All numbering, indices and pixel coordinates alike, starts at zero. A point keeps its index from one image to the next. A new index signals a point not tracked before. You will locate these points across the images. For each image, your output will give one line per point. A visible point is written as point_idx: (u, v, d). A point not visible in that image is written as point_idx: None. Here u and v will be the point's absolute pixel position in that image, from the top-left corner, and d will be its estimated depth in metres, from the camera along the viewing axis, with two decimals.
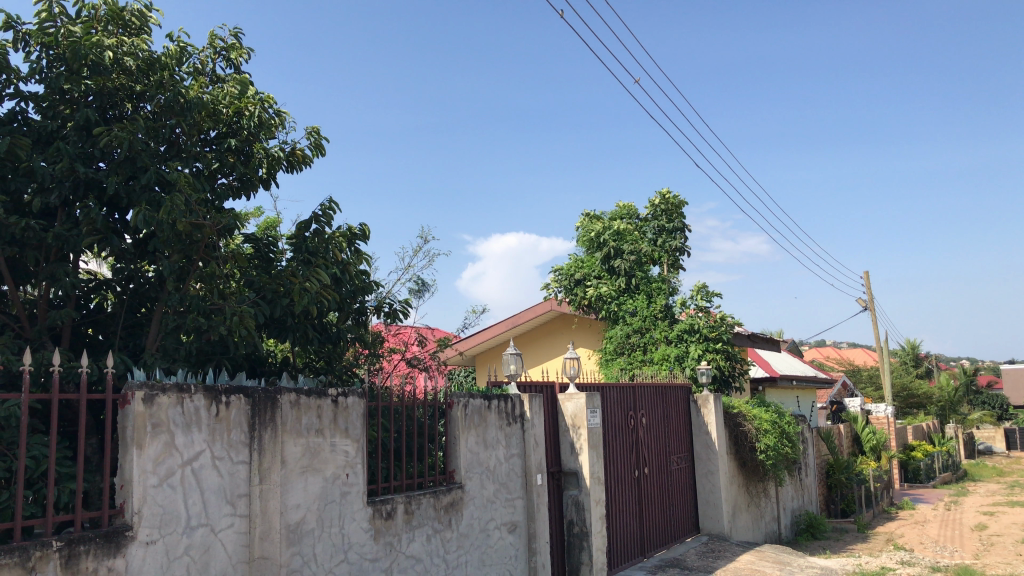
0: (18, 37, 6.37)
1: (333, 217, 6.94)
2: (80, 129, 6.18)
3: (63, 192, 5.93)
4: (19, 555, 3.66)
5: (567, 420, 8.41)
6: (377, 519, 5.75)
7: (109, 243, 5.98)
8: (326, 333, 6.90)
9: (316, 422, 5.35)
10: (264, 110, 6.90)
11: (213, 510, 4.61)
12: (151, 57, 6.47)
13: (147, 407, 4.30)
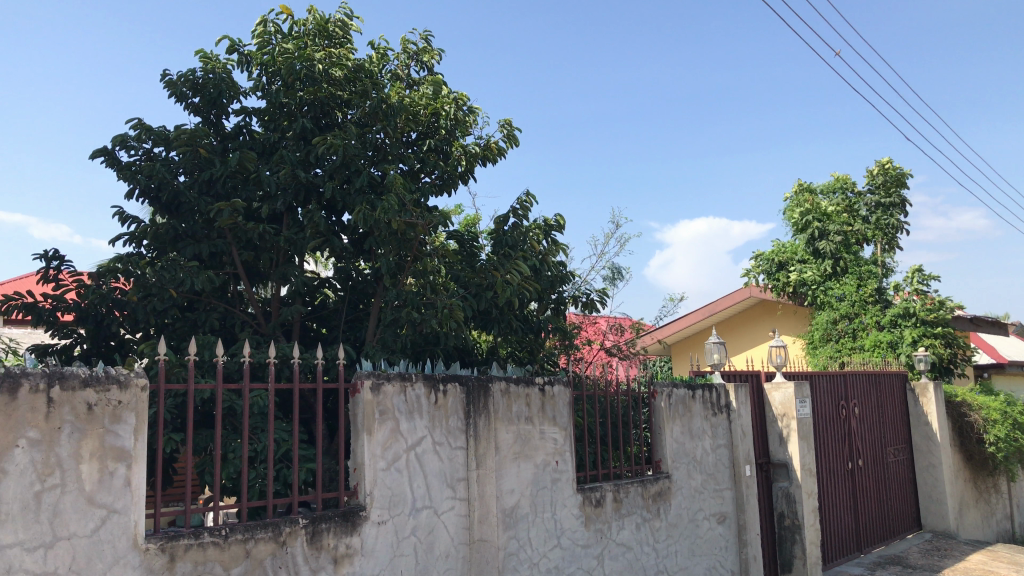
0: (241, 58, 6.96)
1: (530, 209, 7.09)
2: (298, 138, 6.68)
3: (287, 198, 6.41)
4: (272, 530, 4.06)
5: (775, 411, 8.17)
6: (587, 506, 5.85)
7: (330, 245, 6.41)
8: (527, 324, 7.08)
9: (526, 410, 5.50)
10: (458, 108, 7.11)
11: (435, 493, 4.86)
12: (356, 66, 6.79)
13: (375, 396, 4.59)
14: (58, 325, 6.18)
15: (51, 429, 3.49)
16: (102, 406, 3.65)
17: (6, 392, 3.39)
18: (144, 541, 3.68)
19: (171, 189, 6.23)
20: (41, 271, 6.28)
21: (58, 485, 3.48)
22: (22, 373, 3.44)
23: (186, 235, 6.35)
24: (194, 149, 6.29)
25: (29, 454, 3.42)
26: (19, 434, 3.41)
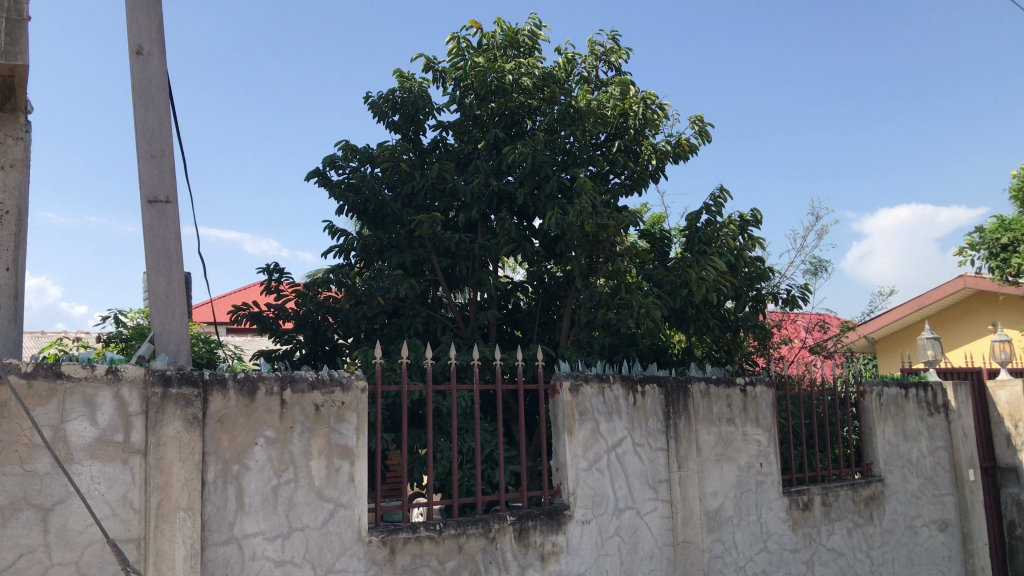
0: (436, 74, 7.27)
1: (724, 204, 6.92)
2: (491, 148, 6.90)
3: (482, 207, 6.62)
4: (482, 526, 4.22)
5: (1001, 411, 7.53)
6: (795, 510, 5.65)
7: (523, 251, 6.52)
8: (725, 323, 6.92)
9: (727, 411, 5.39)
10: (646, 107, 6.98)
11: (637, 493, 4.86)
12: (544, 73, 6.90)
13: (574, 397, 4.66)
14: (280, 332, 6.74)
15: (284, 428, 3.81)
16: (327, 407, 3.94)
17: (246, 394, 3.73)
18: (368, 534, 3.93)
19: (376, 203, 6.60)
20: (265, 283, 6.86)
21: (292, 480, 3.79)
22: (258, 377, 3.78)
23: (390, 246, 6.72)
24: (395, 164, 6.62)
25: (266, 450, 3.75)
26: (258, 432, 3.75)
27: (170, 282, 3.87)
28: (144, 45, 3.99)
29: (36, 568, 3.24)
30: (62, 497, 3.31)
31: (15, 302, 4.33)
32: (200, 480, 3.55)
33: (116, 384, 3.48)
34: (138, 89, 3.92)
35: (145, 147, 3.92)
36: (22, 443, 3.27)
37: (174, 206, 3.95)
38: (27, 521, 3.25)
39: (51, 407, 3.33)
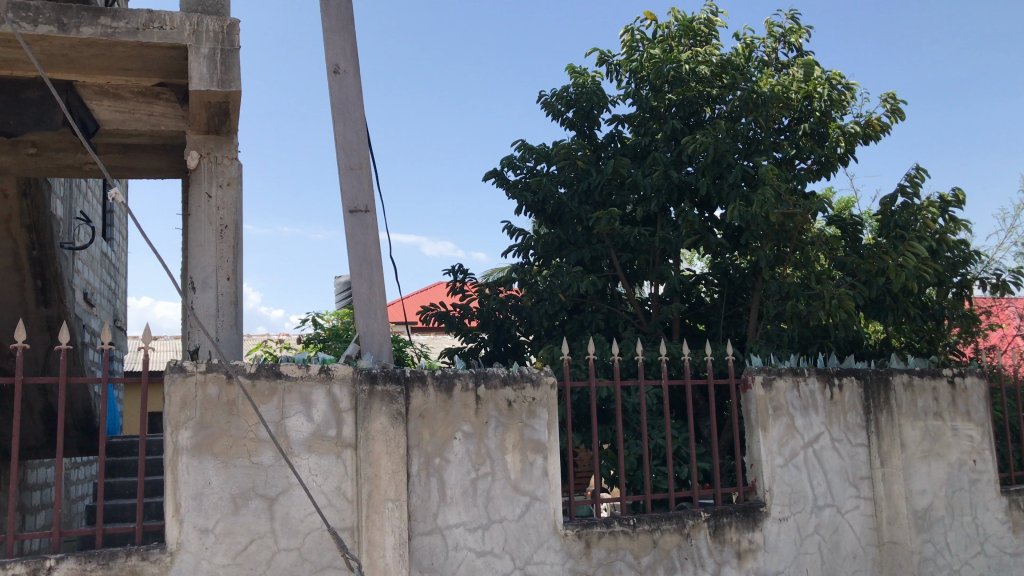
0: (609, 69, 7.28)
1: (922, 183, 6.49)
2: (669, 139, 6.80)
3: (661, 199, 6.53)
4: (676, 522, 4.20)
5: None
6: (1015, 511, 5.23)
7: (706, 244, 6.38)
8: (927, 311, 6.49)
9: (934, 404, 5.06)
10: (833, 88, 6.77)
11: (838, 491, 4.67)
12: (722, 60, 6.77)
13: (768, 391, 4.55)
14: (465, 330, 6.91)
15: (480, 422, 3.95)
16: (520, 402, 4.04)
17: (444, 390, 3.90)
18: (563, 527, 4.00)
19: (555, 202, 6.69)
20: (451, 284, 7.12)
21: (489, 473, 3.92)
22: (454, 373, 3.94)
23: (570, 242, 6.78)
24: (572, 162, 6.71)
25: (464, 444, 3.90)
26: (456, 427, 3.90)
27: (371, 285, 4.11)
28: (340, 64, 4.24)
29: (265, 553, 3.53)
30: (285, 487, 3.59)
31: (236, 310, 4.66)
32: (405, 472, 3.74)
33: (328, 383, 3.73)
34: (337, 106, 4.19)
35: (346, 161, 4.17)
36: (249, 438, 3.57)
37: (373, 214, 4.18)
38: (255, 509, 3.54)
39: (272, 405, 3.62)
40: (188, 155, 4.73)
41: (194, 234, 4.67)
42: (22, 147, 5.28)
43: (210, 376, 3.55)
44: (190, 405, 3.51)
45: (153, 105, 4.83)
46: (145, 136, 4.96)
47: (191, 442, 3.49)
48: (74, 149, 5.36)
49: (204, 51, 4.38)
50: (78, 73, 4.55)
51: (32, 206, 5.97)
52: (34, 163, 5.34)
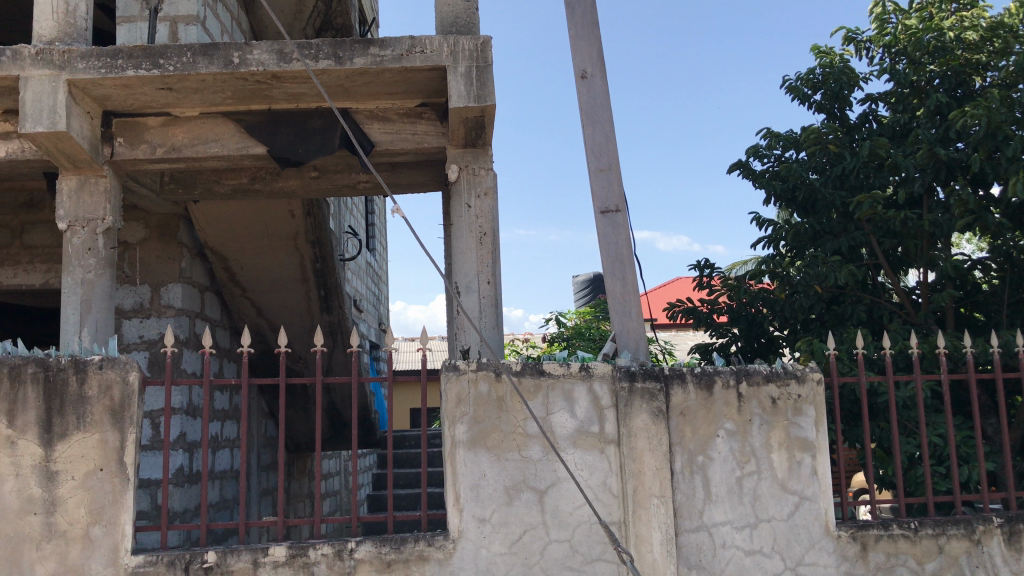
0: (858, 45, 6.87)
1: None
2: (933, 115, 6.25)
3: (927, 179, 6.05)
4: (964, 527, 3.90)
5: None
6: None
7: (985, 224, 5.80)
8: None
9: None
10: None
11: None
12: (992, 23, 6.27)
13: None
14: (715, 326, 6.78)
15: (743, 420, 3.88)
16: (784, 400, 3.93)
17: (704, 388, 3.88)
18: (836, 529, 3.84)
19: (807, 189, 6.40)
20: (696, 278, 7.02)
21: (755, 472, 3.85)
22: (714, 370, 3.90)
23: (824, 231, 6.47)
24: (823, 147, 6.43)
25: (728, 442, 3.86)
26: (719, 425, 3.87)
27: (625, 284, 4.17)
28: (587, 69, 4.33)
29: (538, 543, 3.69)
30: (553, 481, 3.74)
31: (497, 312, 4.89)
32: (669, 469, 3.77)
33: (589, 380, 3.83)
34: (586, 110, 4.29)
35: (596, 162, 4.26)
36: (518, 433, 3.76)
37: (624, 214, 4.23)
38: (528, 501, 3.72)
39: (538, 401, 3.78)
40: (449, 168, 5.07)
41: (456, 242, 4.97)
42: (306, 171, 5.87)
43: (481, 374, 3.78)
44: (464, 402, 3.75)
45: (416, 124, 5.19)
46: (410, 154, 5.33)
47: (466, 436, 3.73)
48: (349, 170, 5.88)
49: (461, 70, 4.66)
50: (352, 100, 5.05)
51: (314, 223, 6.64)
52: (316, 184, 5.91)
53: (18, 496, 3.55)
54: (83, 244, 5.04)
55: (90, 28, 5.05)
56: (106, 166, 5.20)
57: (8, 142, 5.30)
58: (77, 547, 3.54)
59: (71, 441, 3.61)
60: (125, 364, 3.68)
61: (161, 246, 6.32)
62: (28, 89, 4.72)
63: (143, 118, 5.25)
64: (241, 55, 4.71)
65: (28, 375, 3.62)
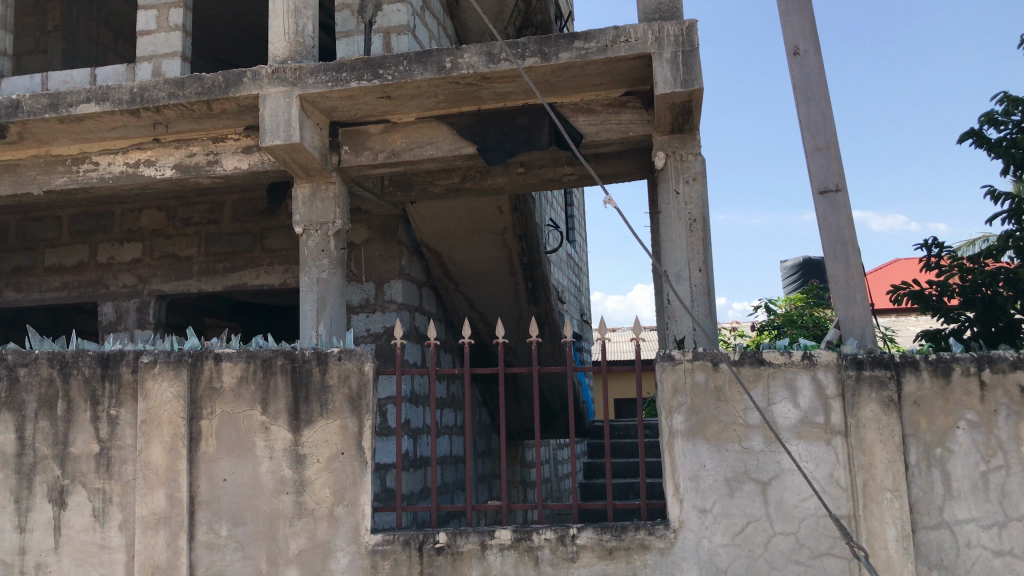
0: None
1: None
2: None
3: None
4: None
5: None
6: None
7: None
8: None
9: None
10: None
11: None
12: None
13: None
14: (945, 310, 6.22)
15: (987, 411, 3.58)
16: None
17: (940, 376, 3.63)
18: None
19: None
20: (924, 260, 6.54)
21: (1002, 466, 3.55)
22: (952, 357, 3.63)
23: None
24: None
25: (970, 434, 3.58)
26: (958, 415, 3.60)
27: (848, 268, 3.97)
28: (800, 45, 4.16)
29: (762, 536, 3.61)
30: (777, 472, 3.64)
31: (710, 300, 4.82)
32: (903, 462, 3.56)
33: (812, 369, 3.68)
34: (799, 87, 4.13)
35: (812, 141, 4.09)
36: (739, 423, 3.68)
37: (846, 193, 4.03)
38: (750, 492, 3.64)
39: (759, 391, 3.68)
40: (656, 156, 5.05)
41: (665, 230, 4.94)
42: (514, 167, 6.02)
43: (698, 364, 3.73)
44: (682, 391, 3.73)
45: (621, 113, 5.21)
46: (616, 144, 5.35)
47: (685, 427, 3.70)
48: (555, 164, 5.97)
49: (667, 55, 4.62)
50: (558, 93, 5.14)
51: (522, 218, 6.81)
52: (524, 180, 6.06)
53: (272, 477, 3.91)
54: (317, 246, 5.48)
55: (317, 45, 5.44)
56: (334, 174, 5.60)
57: (250, 156, 5.83)
58: (324, 525, 3.85)
59: (316, 427, 3.92)
60: (360, 356, 3.97)
61: (382, 246, 6.73)
62: (267, 106, 5.18)
63: (364, 126, 5.61)
64: (453, 59, 4.90)
65: (278, 366, 3.97)
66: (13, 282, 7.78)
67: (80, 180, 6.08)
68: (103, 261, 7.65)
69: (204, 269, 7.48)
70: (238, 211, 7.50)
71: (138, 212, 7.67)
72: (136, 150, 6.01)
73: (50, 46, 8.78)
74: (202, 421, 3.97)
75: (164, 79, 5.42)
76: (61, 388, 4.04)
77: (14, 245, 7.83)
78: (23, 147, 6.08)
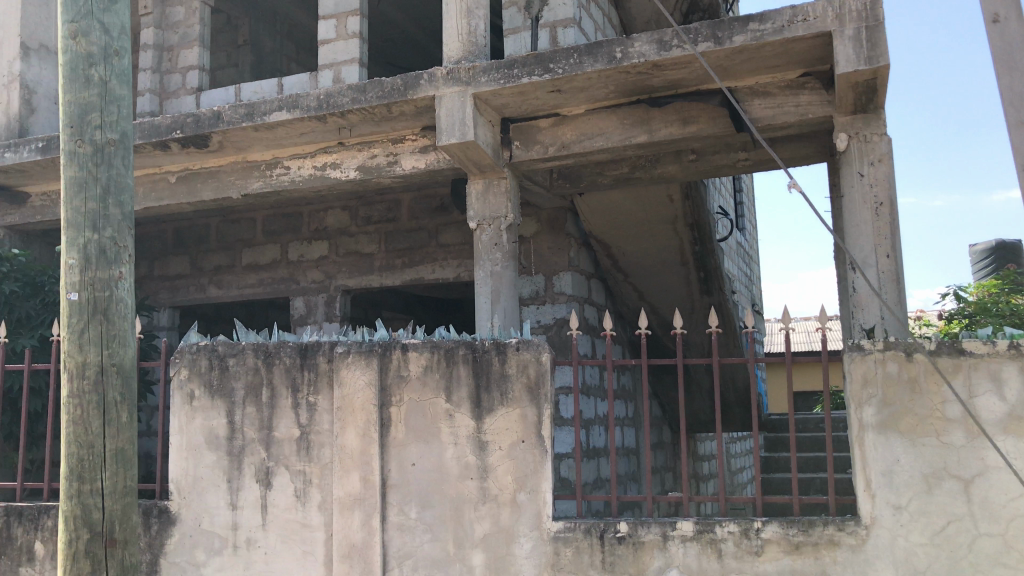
0: None
1: None
2: None
3: None
4: None
5: None
6: None
7: None
8: None
9: None
10: None
11: None
12: None
13: None
14: None
15: None
16: None
17: None
18: None
19: None
20: None
21: None
22: None
23: None
24: None
25: None
26: None
27: None
28: (999, 11, 3.68)
29: (965, 537, 3.40)
30: (981, 470, 3.42)
31: (900, 287, 4.58)
32: None
33: (1021, 359, 3.43)
34: (999, 57, 3.66)
35: (1015, 116, 3.63)
36: (937, 417, 3.49)
37: None
38: (951, 490, 3.44)
39: (960, 382, 3.47)
40: (838, 138, 4.85)
41: (850, 215, 4.74)
42: (685, 155, 5.95)
43: (889, 354, 3.56)
44: (872, 382, 3.56)
45: (799, 95, 5.04)
46: (794, 127, 5.18)
47: (876, 420, 3.54)
48: (728, 149, 5.84)
49: (848, 33, 4.42)
50: (732, 78, 5.03)
51: (693, 206, 6.71)
52: (695, 167, 5.95)
53: (457, 463, 4.06)
54: (490, 239, 5.61)
55: (488, 43, 5.58)
56: (505, 169, 5.73)
57: (427, 154, 6.06)
58: (507, 510, 3.97)
59: (497, 415, 4.04)
60: (538, 346, 4.05)
61: (552, 238, 6.80)
62: (442, 105, 5.36)
63: (535, 121, 5.70)
64: (623, 49, 4.90)
65: (461, 356, 4.11)
66: (215, 279, 8.44)
67: (274, 184, 6.52)
68: (293, 258, 8.16)
69: (384, 265, 7.84)
70: (414, 208, 7.80)
71: (323, 212, 8.12)
72: (323, 154, 6.37)
73: (240, 60, 9.43)
74: (392, 408, 4.17)
75: (348, 86, 5.72)
76: (265, 376, 4.35)
77: (215, 245, 8.48)
78: (223, 155, 6.57)
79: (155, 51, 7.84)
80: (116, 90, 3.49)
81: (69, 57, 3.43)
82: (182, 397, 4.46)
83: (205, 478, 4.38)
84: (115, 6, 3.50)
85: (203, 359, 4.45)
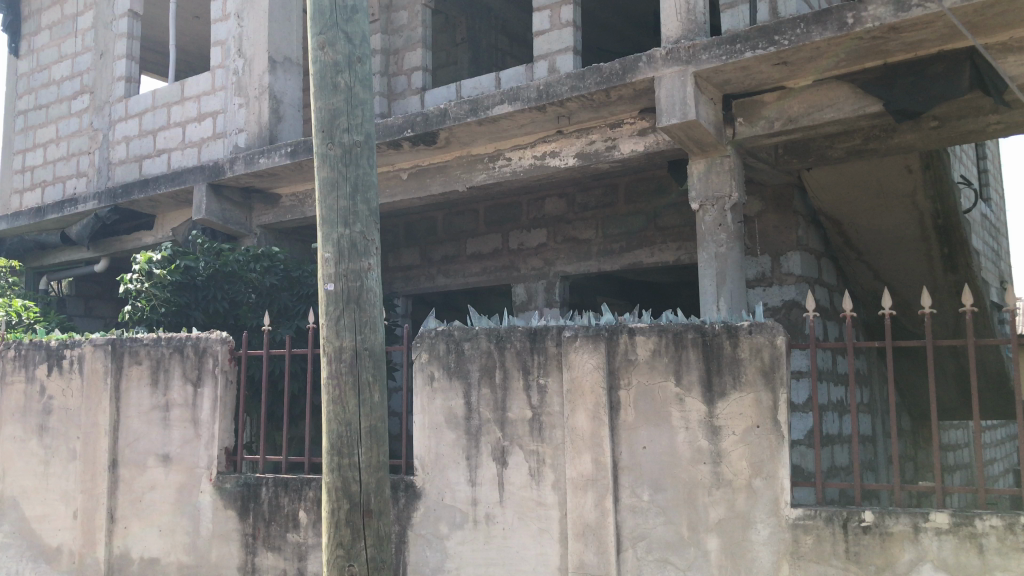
0: None
1: None
2: None
3: None
4: None
5: None
6: None
7: None
8: None
9: None
10: None
11: None
12: None
13: None
14: None
15: None
16: None
17: None
18: None
19: None
20: None
21: None
22: None
23: None
24: None
25: None
26: None
27: None
28: None
29: None
30: None
31: None
32: None
33: None
34: None
35: None
36: None
37: None
38: None
39: None
40: None
41: None
42: (926, 122, 5.51)
43: None
44: None
45: None
46: None
47: None
48: (977, 113, 5.36)
49: None
50: (984, 34, 4.69)
51: (935, 177, 6.24)
52: (938, 134, 5.51)
53: (690, 447, 4.03)
54: (714, 220, 5.51)
55: (708, 20, 5.46)
56: (729, 147, 5.58)
57: (646, 137, 6.04)
58: (743, 496, 3.90)
59: (730, 400, 3.97)
60: (771, 330, 3.95)
61: (777, 216, 6.57)
62: (662, 87, 5.32)
63: (759, 95, 5.52)
64: (856, 14, 4.64)
65: (690, 339, 4.08)
66: (443, 269, 8.87)
67: (497, 175, 6.75)
68: (514, 247, 8.42)
69: (603, 250, 7.91)
70: (632, 192, 7.80)
71: (542, 200, 8.29)
72: (543, 144, 6.51)
73: (459, 58, 9.83)
74: (621, 391, 4.21)
75: (566, 74, 5.79)
76: (498, 360, 4.53)
77: (441, 237, 8.91)
78: (449, 150, 6.88)
79: (383, 55, 8.32)
80: (360, 95, 3.75)
81: (319, 67, 3.73)
82: (423, 379, 4.73)
83: (446, 455, 4.62)
84: (357, 15, 3.77)
85: (441, 344, 4.69)
